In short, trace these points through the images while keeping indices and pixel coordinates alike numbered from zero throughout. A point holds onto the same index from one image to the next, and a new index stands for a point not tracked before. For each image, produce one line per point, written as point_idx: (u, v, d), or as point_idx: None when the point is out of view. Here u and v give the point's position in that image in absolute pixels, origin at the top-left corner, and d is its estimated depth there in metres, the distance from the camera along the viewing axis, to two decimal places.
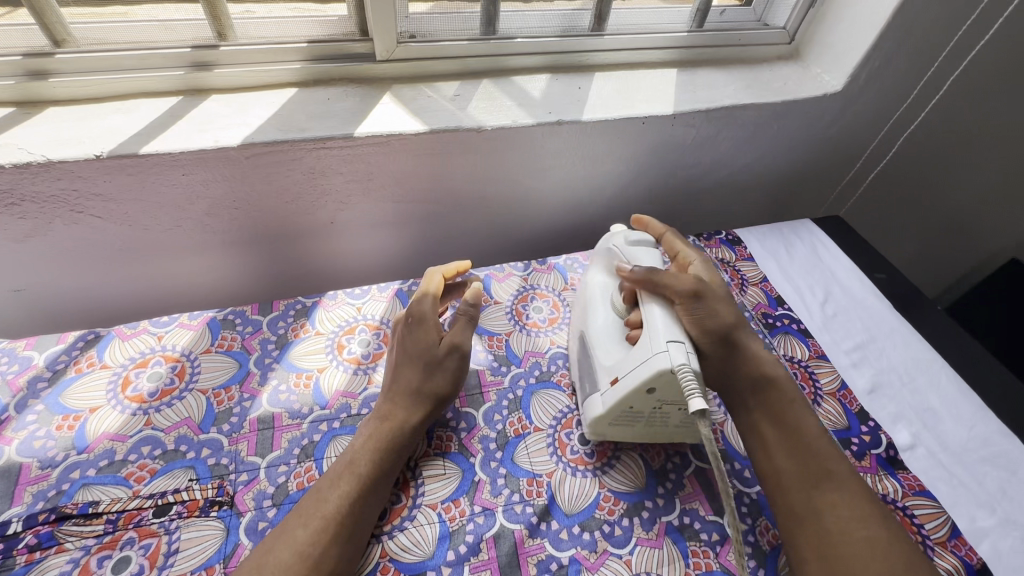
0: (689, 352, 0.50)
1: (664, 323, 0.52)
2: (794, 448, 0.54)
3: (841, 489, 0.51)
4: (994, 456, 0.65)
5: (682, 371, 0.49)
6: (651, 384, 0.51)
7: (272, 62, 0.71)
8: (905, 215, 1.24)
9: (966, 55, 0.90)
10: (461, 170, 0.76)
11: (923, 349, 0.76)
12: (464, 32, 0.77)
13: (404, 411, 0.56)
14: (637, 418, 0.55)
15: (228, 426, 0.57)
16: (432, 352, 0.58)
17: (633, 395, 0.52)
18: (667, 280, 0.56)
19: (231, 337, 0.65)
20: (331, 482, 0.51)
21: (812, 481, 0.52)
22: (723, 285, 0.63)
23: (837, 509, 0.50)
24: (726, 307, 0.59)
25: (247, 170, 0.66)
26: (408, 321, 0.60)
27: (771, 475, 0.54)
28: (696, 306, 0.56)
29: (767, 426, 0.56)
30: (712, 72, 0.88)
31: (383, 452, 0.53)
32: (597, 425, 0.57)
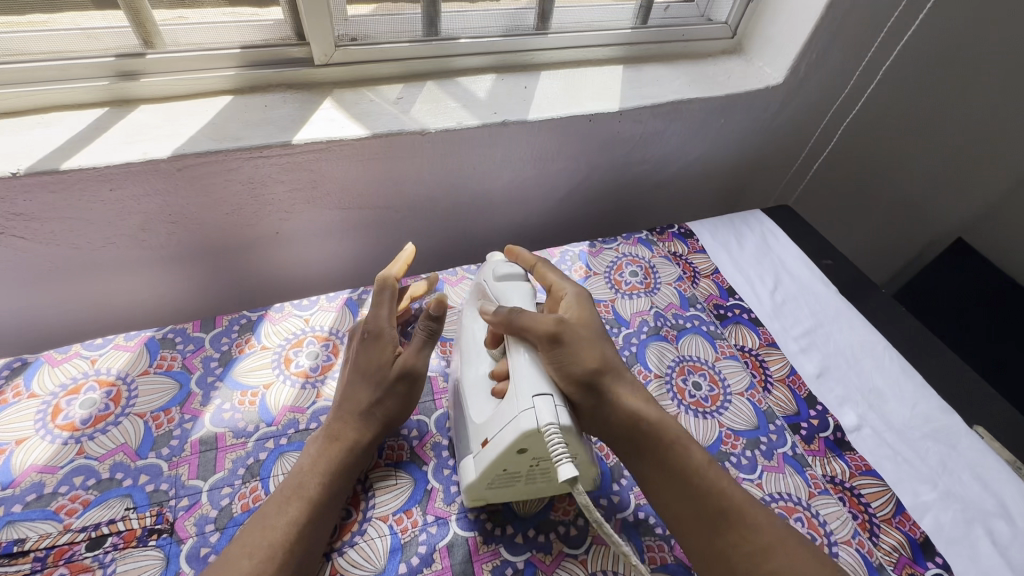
0: (559, 406, 0.46)
1: (529, 375, 0.48)
2: (685, 491, 0.51)
3: (738, 524, 0.49)
4: (935, 432, 0.68)
5: (548, 427, 0.44)
6: (521, 443, 0.46)
7: (204, 69, 0.68)
8: (853, 201, 1.28)
9: (898, 45, 0.93)
10: (409, 174, 0.75)
11: (868, 332, 0.78)
12: (405, 33, 0.75)
13: (354, 432, 0.54)
14: (515, 478, 0.50)
15: (167, 450, 0.55)
16: (384, 372, 0.56)
17: (504, 458, 0.47)
18: (527, 323, 0.52)
19: (171, 357, 0.63)
20: (278, 505, 0.49)
21: (709, 523, 0.49)
22: (592, 321, 0.57)
23: (739, 547, 0.48)
24: (592, 347, 0.54)
25: (181, 182, 0.64)
26: (365, 335, 0.57)
27: (671, 521, 0.51)
28: (557, 348, 0.51)
29: (652, 472, 0.52)
30: (658, 68, 0.89)
31: (332, 475, 0.51)
32: (473, 493, 0.52)
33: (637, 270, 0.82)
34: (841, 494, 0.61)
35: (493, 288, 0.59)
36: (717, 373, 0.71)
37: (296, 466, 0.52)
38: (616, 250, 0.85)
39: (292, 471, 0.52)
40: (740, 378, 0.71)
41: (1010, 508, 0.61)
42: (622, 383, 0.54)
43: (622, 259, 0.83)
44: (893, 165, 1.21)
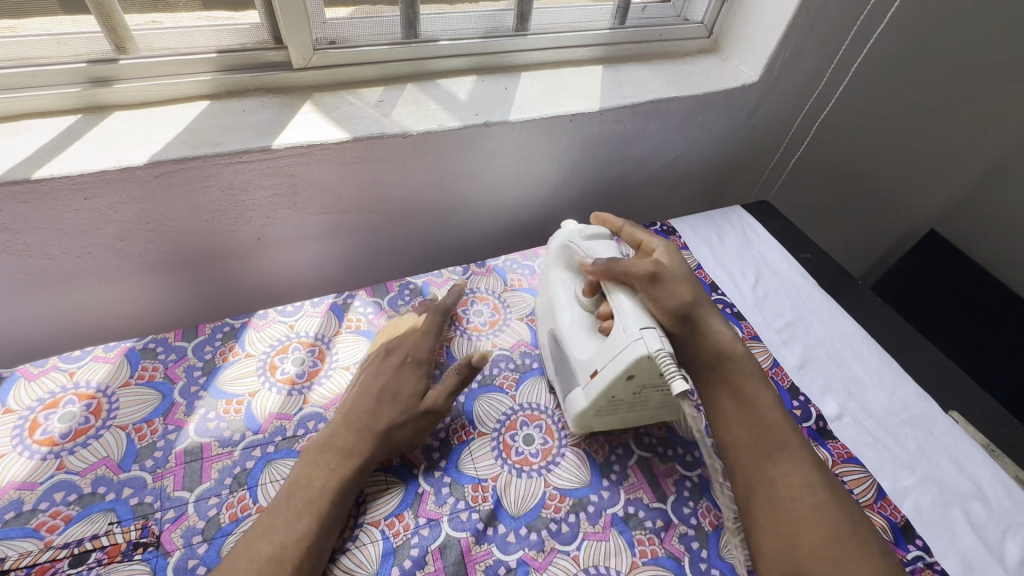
0: (662, 336, 0.52)
1: (633, 312, 0.54)
2: (750, 421, 0.56)
3: (794, 460, 0.53)
4: (912, 419, 0.70)
5: (659, 354, 0.50)
6: (630, 371, 0.51)
7: (180, 75, 0.67)
8: (829, 195, 1.31)
9: (867, 44, 0.95)
10: (391, 177, 0.75)
11: (847, 323, 0.80)
12: (384, 36, 0.75)
13: (368, 448, 0.54)
14: (619, 406, 0.56)
15: (151, 462, 0.54)
16: (412, 400, 0.57)
17: (614, 384, 0.53)
18: (627, 266, 0.58)
19: (153, 367, 0.62)
20: (287, 519, 0.48)
21: (767, 452, 0.54)
22: (684, 265, 0.65)
23: (789, 478, 0.52)
24: (683, 285, 0.61)
25: (158, 189, 0.63)
26: (406, 359, 0.61)
27: (728, 445, 0.56)
28: (653, 288, 0.58)
29: (726, 400, 0.58)
30: (637, 68, 0.90)
31: (338, 491, 0.51)
32: (583, 418, 0.57)
33: None
34: None
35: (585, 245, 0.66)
36: None
37: (289, 480, 0.52)
38: None
39: (288, 486, 0.51)
40: None
41: (986, 490, 0.63)
42: (713, 321, 0.61)
43: None
44: (867, 160, 1.23)
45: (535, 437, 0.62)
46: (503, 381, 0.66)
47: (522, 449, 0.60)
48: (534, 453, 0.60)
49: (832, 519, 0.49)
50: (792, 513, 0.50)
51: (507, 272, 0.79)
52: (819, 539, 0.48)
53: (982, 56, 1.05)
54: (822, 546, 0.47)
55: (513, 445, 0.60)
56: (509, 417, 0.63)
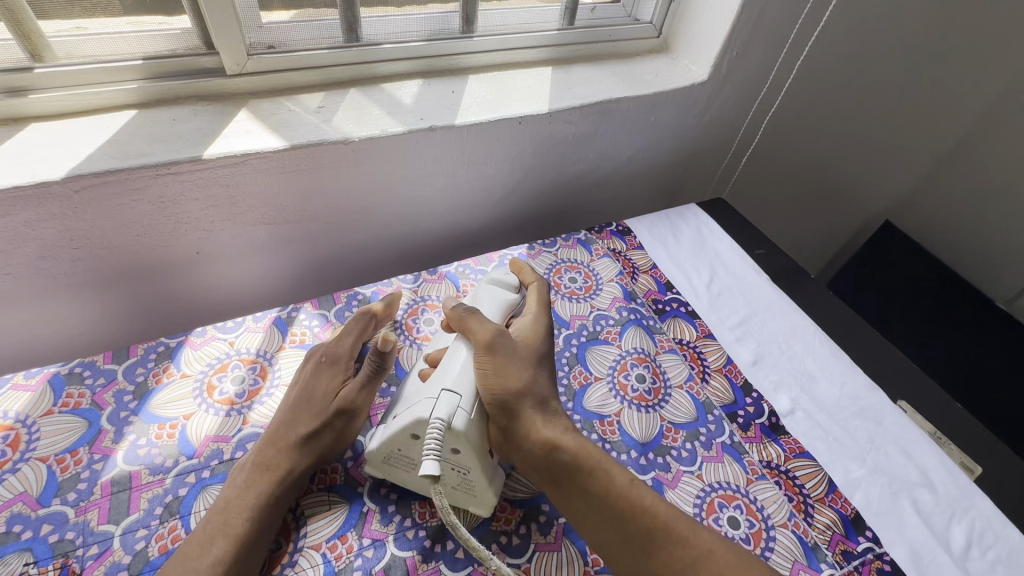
0: (458, 407, 0.51)
1: (454, 373, 0.53)
2: (609, 518, 0.50)
3: (665, 543, 0.49)
4: (862, 409, 0.71)
5: (436, 421, 0.49)
6: (416, 429, 0.51)
7: (103, 83, 0.64)
8: (787, 191, 1.33)
9: (807, 45, 0.96)
10: (336, 185, 0.73)
11: (799, 317, 0.81)
12: (325, 40, 0.73)
13: (288, 460, 0.52)
14: (407, 469, 0.53)
15: (74, 495, 0.51)
16: (327, 401, 0.57)
17: (398, 436, 0.51)
18: (472, 326, 0.56)
19: (79, 393, 0.58)
20: (202, 544, 0.46)
21: (637, 546, 0.49)
22: (542, 346, 0.60)
23: (671, 565, 0.48)
24: (526, 369, 0.56)
25: (81, 205, 0.59)
26: (322, 358, 0.60)
27: (600, 549, 0.50)
28: (489, 360, 0.54)
29: (574, 502, 0.51)
30: (587, 68, 0.89)
31: (258, 509, 0.49)
32: (372, 465, 0.55)
33: (577, 276, 0.81)
34: (777, 478, 0.63)
35: (491, 287, 0.66)
36: (658, 366, 0.72)
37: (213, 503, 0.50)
38: (555, 252, 0.84)
39: (210, 509, 0.49)
40: (678, 371, 0.72)
41: (931, 477, 0.65)
42: (537, 415, 0.54)
43: (561, 263, 0.83)
44: (819, 155, 1.26)
45: None
46: None
47: None
48: None
49: None
50: None
51: (460, 277, 0.78)
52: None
53: (921, 53, 1.08)
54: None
55: None
56: None
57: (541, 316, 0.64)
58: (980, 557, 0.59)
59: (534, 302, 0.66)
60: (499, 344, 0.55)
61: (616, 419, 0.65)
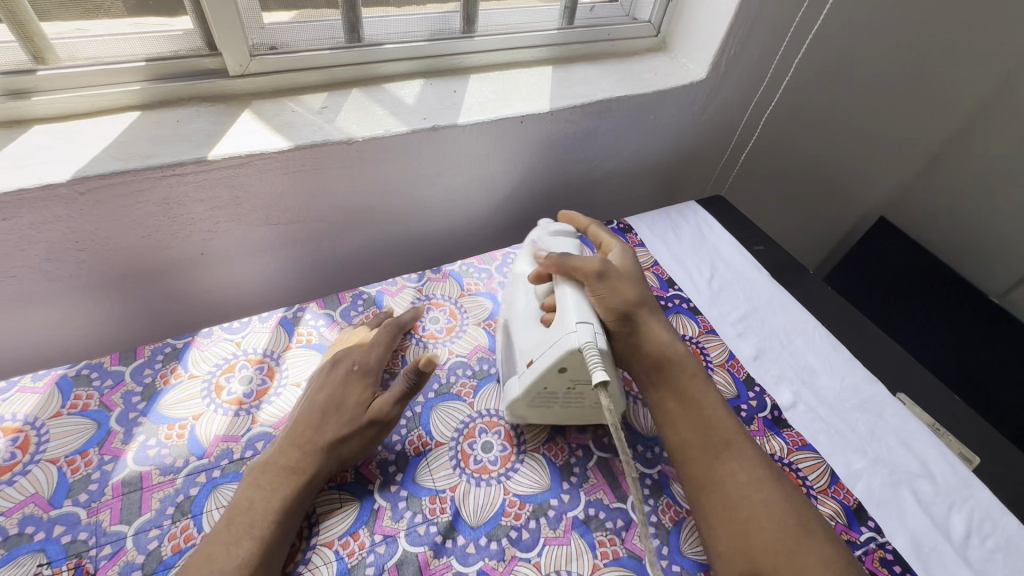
0: (597, 332, 0.54)
1: (575, 307, 0.56)
2: (697, 421, 0.57)
3: (739, 456, 0.55)
4: (862, 403, 0.72)
5: (589, 347, 0.52)
6: (564, 363, 0.54)
7: (106, 85, 0.64)
8: (784, 187, 1.34)
9: (803, 43, 0.97)
10: (340, 186, 0.73)
11: (800, 312, 0.82)
12: (327, 40, 0.74)
13: (314, 465, 0.53)
14: (555, 399, 0.57)
15: (85, 496, 0.51)
16: (357, 410, 0.57)
17: (547, 375, 0.55)
18: (575, 263, 0.60)
19: (86, 395, 0.58)
20: (226, 545, 0.47)
21: (713, 451, 0.55)
22: (634, 270, 0.68)
23: (737, 475, 0.53)
24: (633, 285, 0.63)
25: (86, 207, 0.59)
26: (352, 368, 0.60)
27: (678, 447, 0.57)
28: (605, 286, 0.60)
29: (671, 401, 0.60)
30: (587, 67, 0.90)
31: (281, 510, 0.49)
32: (517, 408, 0.59)
33: None
34: (780, 471, 0.64)
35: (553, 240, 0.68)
36: None
37: (231, 506, 0.50)
38: None
39: (229, 512, 0.49)
40: None
41: (931, 467, 0.66)
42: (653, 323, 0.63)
43: None
44: (816, 151, 1.27)
45: (493, 444, 0.61)
46: (461, 389, 0.66)
47: (481, 457, 0.59)
48: (492, 460, 0.59)
49: (779, 514, 0.50)
50: (742, 511, 0.51)
51: (463, 276, 0.78)
52: (768, 533, 0.49)
53: (915, 50, 1.10)
54: (774, 543, 0.48)
55: (471, 454, 0.60)
56: (467, 424, 0.62)
57: (619, 248, 0.69)
58: (979, 545, 0.60)
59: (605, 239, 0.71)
60: (607, 270, 0.60)
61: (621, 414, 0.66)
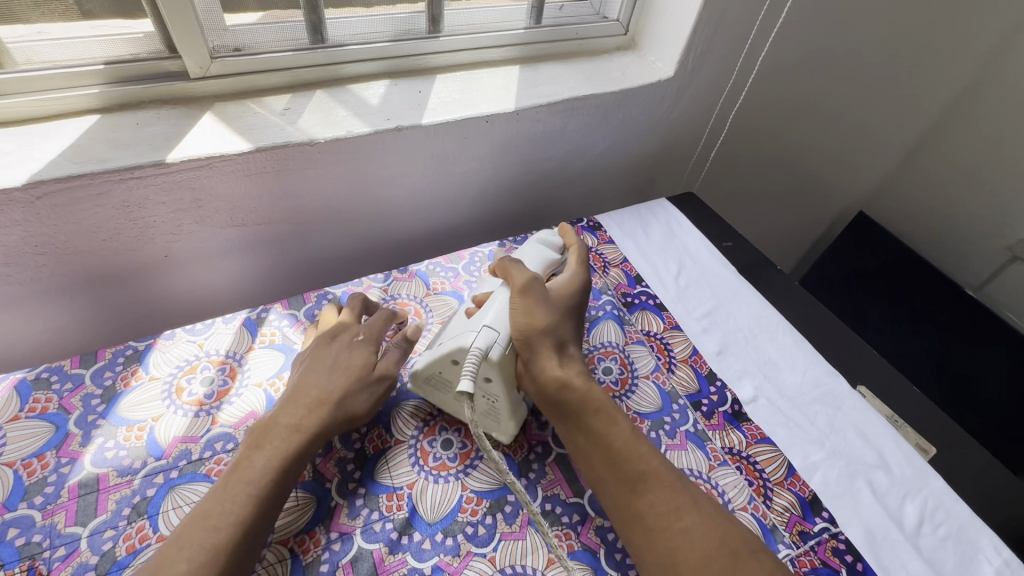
0: (496, 344, 0.57)
1: (495, 313, 0.60)
2: (608, 456, 0.55)
3: (656, 483, 0.53)
4: (822, 395, 0.73)
5: (475, 351, 0.56)
6: (456, 358, 0.58)
7: (65, 89, 0.64)
8: (760, 183, 1.36)
9: (769, 40, 0.98)
10: (304, 187, 0.74)
11: (764, 308, 0.83)
12: (290, 42, 0.74)
13: (320, 423, 0.55)
14: (447, 387, 0.61)
15: (41, 499, 0.51)
16: (366, 371, 0.60)
17: (440, 363, 0.59)
18: (515, 273, 0.63)
19: (46, 398, 0.58)
20: (222, 501, 0.48)
21: (629, 485, 0.53)
22: (575, 298, 0.66)
23: (656, 506, 0.51)
24: (556, 311, 0.62)
25: (43, 211, 0.59)
26: (357, 336, 0.62)
27: (595, 483, 0.55)
28: (522, 301, 0.61)
29: (579, 436, 0.57)
30: (555, 66, 0.91)
31: (280, 470, 0.51)
32: (415, 383, 0.62)
33: None
34: (738, 464, 0.65)
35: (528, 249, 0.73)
36: (626, 357, 0.74)
37: (230, 465, 0.51)
38: None
39: (229, 471, 0.50)
40: (645, 362, 0.74)
41: (887, 460, 0.67)
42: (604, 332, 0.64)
43: None
44: (790, 147, 1.28)
45: (453, 441, 0.62)
46: None
47: (440, 454, 0.60)
48: (452, 457, 0.60)
49: (702, 540, 0.49)
50: (665, 545, 0.49)
51: (430, 275, 0.79)
52: (693, 566, 0.48)
53: (883, 47, 1.11)
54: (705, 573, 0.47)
55: (430, 451, 0.60)
56: (428, 423, 0.63)
57: (579, 275, 0.69)
58: (930, 534, 0.61)
59: (574, 261, 0.72)
60: (533, 289, 0.61)
61: None
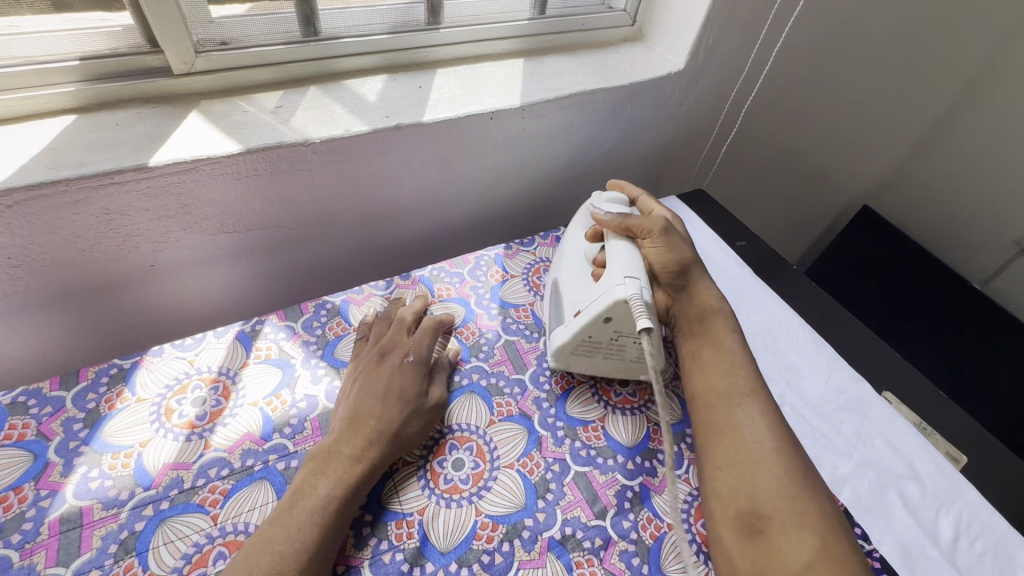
0: (642, 287, 0.59)
1: (623, 263, 0.61)
2: (727, 370, 0.60)
3: (761, 407, 0.57)
4: (847, 403, 0.70)
5: (636, 299, 0.57)
6: (609, 314, 0.59)
7: (36, 87, 0.59)
8: (767, 179, 1.32)
9: (783, 32, 0.94)
10: (298, 190, 0.69)
11: (782, 310, 0.80)
12: (281, 34, 0.69)
13: (377, 457, 0.53)
14: (597, 349, 0.62)
15: (18, 537, 0.47)
16: (420, 400, 0.58)
17: (594, 325, 0.60)
18: (639, 223, 0.66)
19: (23, 425, 0.54)
20: (287, 526, 0.47)
21: (738, 398, 0.57)
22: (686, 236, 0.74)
23: (754, 422, 0.55)
24: (687, 246, 0.69)
25: (16, 221, 0.55)
26: (409, 360, 0.60)
27: (703, 391, 0.59)
28: (663, 241, 0.66)
29: (706, 350, 0.63)
30: (561, 59, 0.87)
31: (344, 498, 0.50)
32: (561, 353, 0.64)
33: None
34: None
35: (604, 208, 0.71)
36: None
37: (293, 489, 0.50)
38: (533, 252, 0.82)
39: (291, 496, 0.49)
40: (665, 370, 0.70)
41: (918, 469, 0.64)
42: (687, 286, 0.67)
43: (539, 262, 0.80)
44: (799, 141, 1.24)
45: (465, 461, 0.58)
46: None
47: (452, 476, 0.56)
48: (464, 478, 0.56)
49: (790, 462, 0.52)
50: (753, 456, 0.53)
51: (434, 281, 0.75)
52: (775, 478, 0.51)
53: (897, 37, 1.07)
54: (779, 488, 0.50)
55: (441, 473, 0.57)
56: (439, 440, 0.59)
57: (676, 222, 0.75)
58: (968, 549, 0.58)
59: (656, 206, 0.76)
60: (670, 231, 0.67)
61: (601, 424, 0.63)
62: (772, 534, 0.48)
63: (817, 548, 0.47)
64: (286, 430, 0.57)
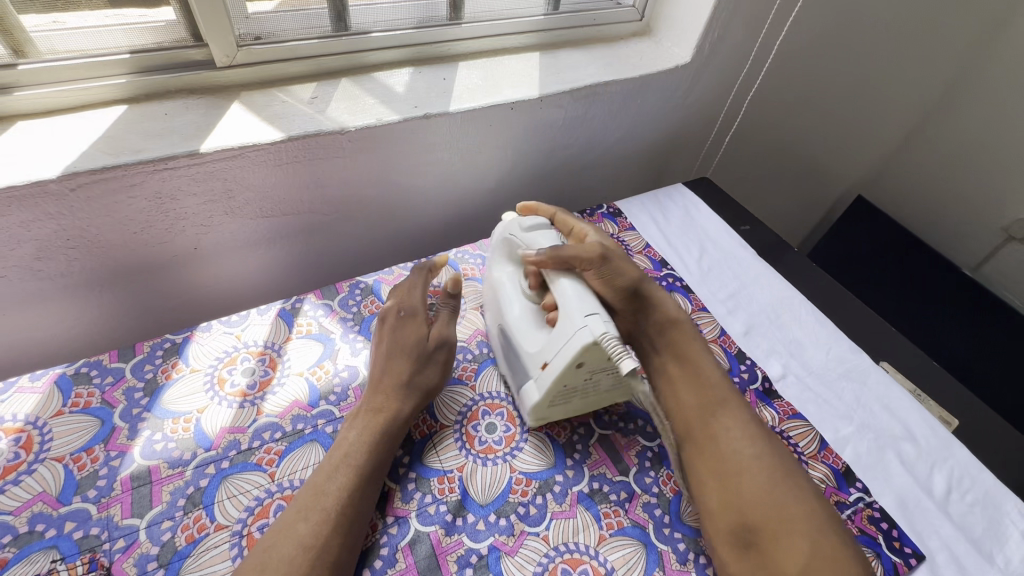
0: (606, 319, 0.54)
1: (577, 300, 0.55)
2: (695, 383, 0.62)
3: (732, 415, 0.59)
4: (848, 371, 0.75)
5: (607, 340, 0.51)
6: (580, 358, 0.53)
7: (90, 79, 0.63)
8: (766, 168, 1.37)
9: (784, 27, 0.99)
10: (333, 176, 0.73)
11: (785, 289, 0.85)
12: (315, 29, 0.73)
13: (396, 405, 0.57)
14: (572, 394, 0.58)
15: (94, 492, 0.51)
16: (421, 344, 0.61)
17: (567, 373, 0.54)
18: (571, 254, 0.60)
19: (88, 394, 0.58)
20: (326, 473, 0.51)
21: (711, 410, 0.60)
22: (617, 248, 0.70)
23: (731, 433, 0.58)
24: (623, 265, 0.65)
25: (78, 204, 0.58)
26: (400, 315, 0.63)
27: (675, 410, 0.61)
28: (604, 269, 0.63)
29: (671, 365, 0.64)
30: (573, 53, 0.91)
31: (374, 444, 0.54)
32: (538, 411, 0.59)
33: None
34: None
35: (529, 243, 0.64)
36: None
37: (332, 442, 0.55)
38: None
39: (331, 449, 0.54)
40: None
41: (914, 432, 0.69)
42: None
43: None
44: (797, 132, 1.29)
45: (497, 425, 0.62)
46: (465, 372, 0.67)
47: (486, 438, 0.61)
48: (497, 440, 0.61)
49: (770, 466, 0.55)
50: (732, 467, 0.55)
51: (459, 263, 0.79)
52: (756, 487, 0.53)
53: (891, 33, 1.13)
54: (762, 494, 0.53)
55: (475, 435, 0.61)
56: (471, 407, 0.64)
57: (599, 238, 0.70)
58: (959, 500, 0.63)
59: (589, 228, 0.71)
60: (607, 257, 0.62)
61: None
62: (765, 546, 0.51)
63: (809, 551, 0.49)
64: (331, 397, 0.61)
